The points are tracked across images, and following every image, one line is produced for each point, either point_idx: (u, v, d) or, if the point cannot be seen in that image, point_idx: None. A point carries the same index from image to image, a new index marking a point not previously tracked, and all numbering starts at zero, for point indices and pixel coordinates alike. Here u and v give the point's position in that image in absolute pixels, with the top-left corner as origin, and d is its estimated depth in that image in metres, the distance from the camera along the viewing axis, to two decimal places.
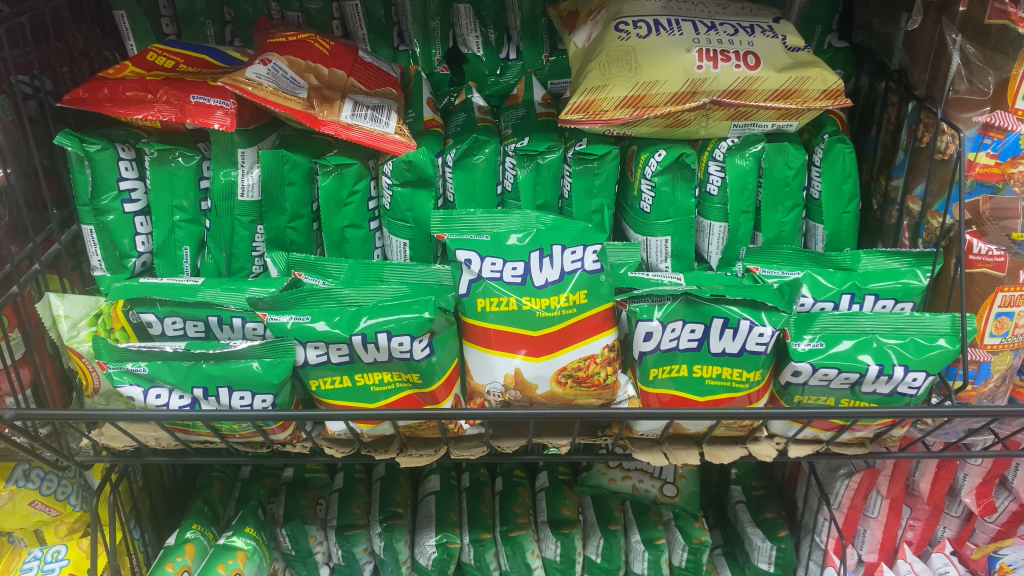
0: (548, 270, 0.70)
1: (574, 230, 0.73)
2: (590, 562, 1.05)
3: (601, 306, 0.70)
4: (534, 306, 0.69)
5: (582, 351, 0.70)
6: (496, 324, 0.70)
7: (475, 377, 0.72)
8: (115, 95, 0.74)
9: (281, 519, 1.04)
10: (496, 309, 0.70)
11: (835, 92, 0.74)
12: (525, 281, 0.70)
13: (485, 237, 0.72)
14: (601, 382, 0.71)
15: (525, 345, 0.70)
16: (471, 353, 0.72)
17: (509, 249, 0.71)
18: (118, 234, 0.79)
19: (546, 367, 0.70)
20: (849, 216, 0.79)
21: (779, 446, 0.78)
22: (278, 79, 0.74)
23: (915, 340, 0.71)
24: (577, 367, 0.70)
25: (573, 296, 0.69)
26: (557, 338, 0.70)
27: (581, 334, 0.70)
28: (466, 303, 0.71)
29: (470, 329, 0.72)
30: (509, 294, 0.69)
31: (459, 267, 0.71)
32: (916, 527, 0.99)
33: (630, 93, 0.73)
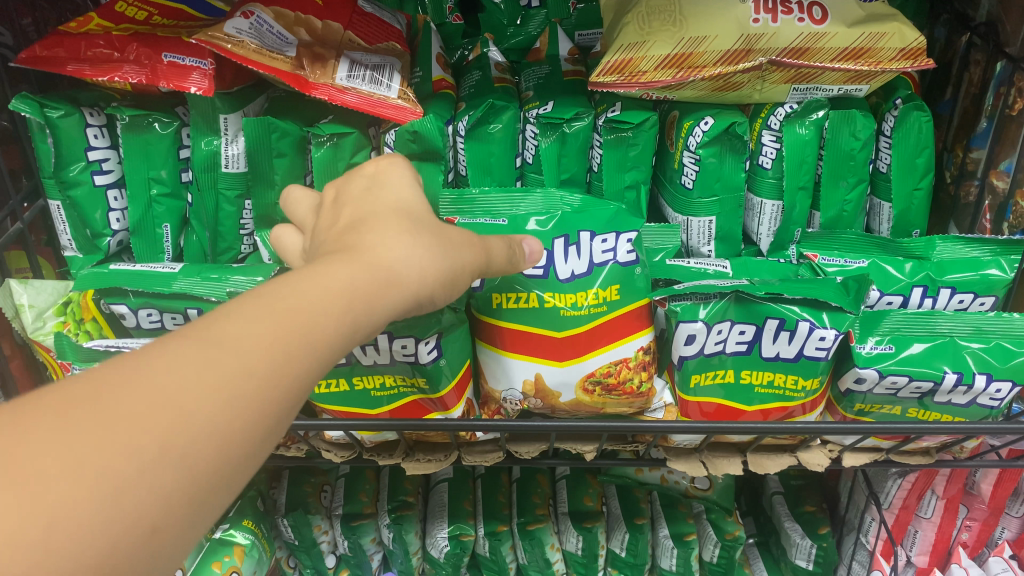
0: (573, 260, 0.61)
1: (606, 212, 0.63)
2: (614, 555, 0.98)
3: (636, 302, 0.62)
4: (558, 302, 0.60)
5: (614, 354, 0.61)
6: (513, 323, 0.61)
7: (489, 382, 0.64)
8: (76, 54, 0.64)
9: (282, 508, 0.96)
10: (513, 306, 0.61)
11: (915, 51, 0.62)
12: (547, 273, 0.60)
13: (500, 220, 0.62)
14: (634, 390, 0.62)
15: (549, 347, 0.61)
16: (485, 354, 0.63)
17: (528, 235, 0.61)
18: (87, 209, 0.70)
19: (572, 373, 0.61)
20: (921, 192, 0.69)
21: (832, 454, 0.69)
22: (262, 33, 0.63)
23: (1000, 344, 0.61)
24: (607, 373, 0.61)
25: (603, 291, 0.60)
26: (585, 340, 0.61)
27: (613, 336, 0.61)
28: (480, 298, 0.62)
29: (486, 329, 0.62)
30: (529, 288, 0.60)
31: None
32: (971, 528, 0.91)
33: (674, 50, 0.62)
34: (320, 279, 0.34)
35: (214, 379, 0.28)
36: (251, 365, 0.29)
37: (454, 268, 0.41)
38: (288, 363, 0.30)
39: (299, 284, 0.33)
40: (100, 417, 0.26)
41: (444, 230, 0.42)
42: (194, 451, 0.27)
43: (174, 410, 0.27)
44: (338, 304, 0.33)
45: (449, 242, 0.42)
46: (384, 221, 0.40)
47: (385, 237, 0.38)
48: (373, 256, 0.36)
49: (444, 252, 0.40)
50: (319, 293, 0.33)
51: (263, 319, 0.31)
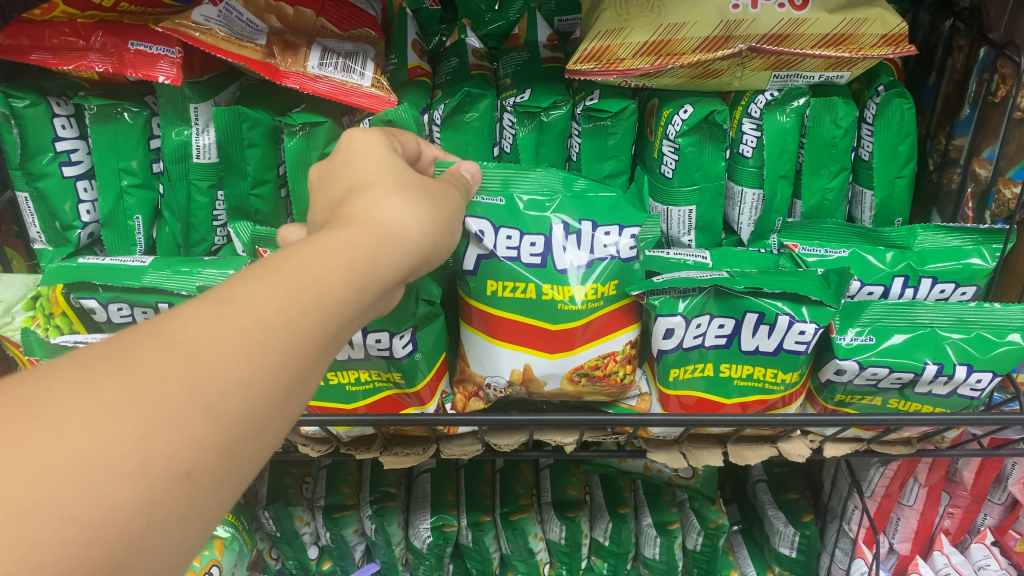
0: (574, 252, 0.59)
1: (607, 202, 0.62)
2: (598, 544, 0.98)
3: (627, 298, 0.61)
4: (555, 295, 0.59)
5: (602, 348, 0.61)
6: (507, 312, 0.60)
7: (474, 368, 0.63)
8: (40, 43, 0.62)
9: (263, 500, 0.96)
10: (510, 295, 0.60)
11: (897, 37, 0.61)
12: (546, 262, 0.59)
13: (499, 199, 0.60)
14: (618, 382, 0.61)
15: (540, 340, 0.60)
16: (472, 341, 0.62)
17: (528, 219, 0.60)
18: (56, 201, 0.69)
19: (559, 367, 0.60)
20: (903, 180, 0.68)
21: (813, 444, 0.69)
22: (231, 21, 0.62)
23: (981, 334, 0.60)
24: (595, 365, 0.61)
25: (599, 286, 0.59)
26: (578, 334, 0.60)
27: (603, 332, 0.60)
28: (476, 283, 0.60)
29: (478, 314, 0.61)
30: (528, 278, 0.59)
31: (467, 238, 0.60)
32: (954, 515, 0.91)
33: (652, 38, 0.61)
34: (330, 243, 0.34)
35: (244, 328, 0.28)
36: (277, 315, 0.29)
37: (447, 216, 0.44)
38: (306, 312, 0.30)
39: (310, 245, 0.34)
40: (133, 370, 0.26)
41: (433, 187, 0.45)
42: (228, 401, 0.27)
43: (207, 362, 0.27)
44: (352, 255, 0.34)
45: (439, 197, 0.44)
46: (377, 184, 0.41)
47: (381, 198, 0.40)
48: (369, 221, 0.37)
49: (436, 207, 0.43)
50: (332, 252, 0.34)
51: (278, 271, 0.31)
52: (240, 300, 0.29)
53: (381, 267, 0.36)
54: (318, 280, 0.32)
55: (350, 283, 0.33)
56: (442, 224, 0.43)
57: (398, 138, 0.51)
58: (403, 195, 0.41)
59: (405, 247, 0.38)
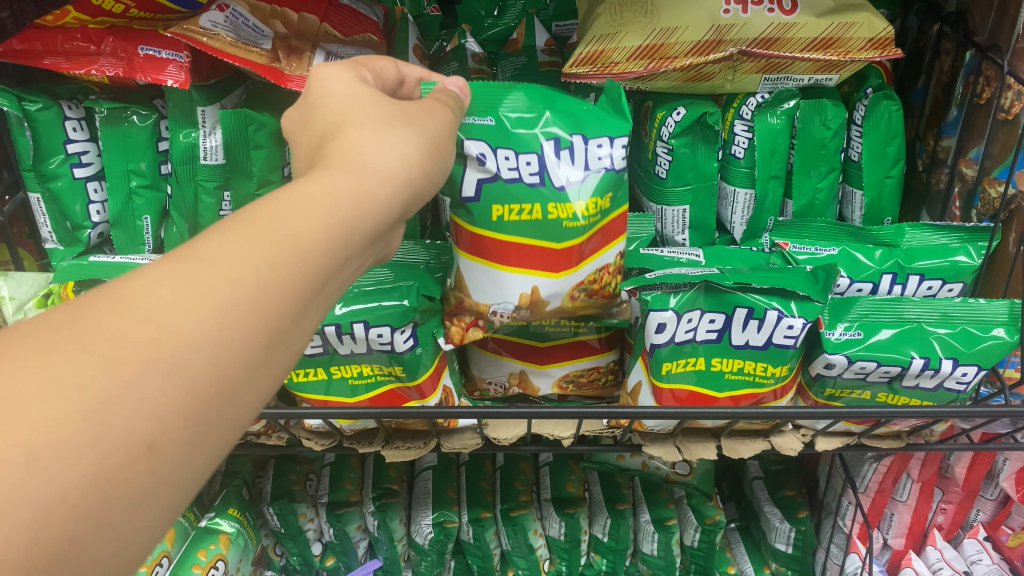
0: (570, 168, 0.56)
1: (597, 113, 0.58)
2: (597, 540, 1.00)
3: (617, 210, 0.60)
4: (561, 214, 0.56)
5: (599, 262, 0.60)
6: (513, 236, 0.57)
7: (474, 296, 0.60)
8: (53, 47, 0.64)
9: (268, 497, 0.97)
10: (516, 218, 0.56)
11: (883, 41, 0.63)
12: (545, 180, 0.56)
13: (488, 119, 0.56)
14: (610, 292, 0.62)
15: (548, 262, 0.57)
16: (473, 268, 0.59)
17: (522, 134, 0.56)
18: (68, 202, 0.71)
19: (565, 285, 0.59)
20: (892, 180, 0.70)
21: (805, 438, 0.70)
22: (238, 27, 0.64)
23: (966, 329, 0.62)
24: (593, 280, 0.60)
25: (600, 200, 0.57)
26: (581, 252, 0.58)
27: (602, 245, 0.59)
28: (477, 210, 0.57)
29: (480, 240, 0.58)
30: (531, 200, 0.56)
31: (466, 162, 0.56)
32: (947, 510, 0.92)
33: (645, 42, 0.63)
34: (308, 188, 0.32)
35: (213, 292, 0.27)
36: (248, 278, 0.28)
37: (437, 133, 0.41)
38: (280, 270, 0.29)
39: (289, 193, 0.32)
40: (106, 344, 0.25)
41: (420, 111, 0.41)
42: (206, 371, 0.27)
43: (176, 332, 0.26)
44: (329, 199, 0.32)
45: (428, 121, 0.41)
46: (357, 119, 0.38)
47: (363, 132, 0.37)
48: (352, 158, 0.35)
49: (425, 132, 0.40)
50: (309, 197, 0.32)
51: (246, 230, 0.30)
52: (206, 266, 0.28)
53: (368, 205, 0.34)
54: (290, 232, 0.30)
55: (330, 230, 0.31)
56: (433, 147, 0.40)
57: (366, 66, 0.46)
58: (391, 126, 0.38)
59: (394, 180, 0.36)
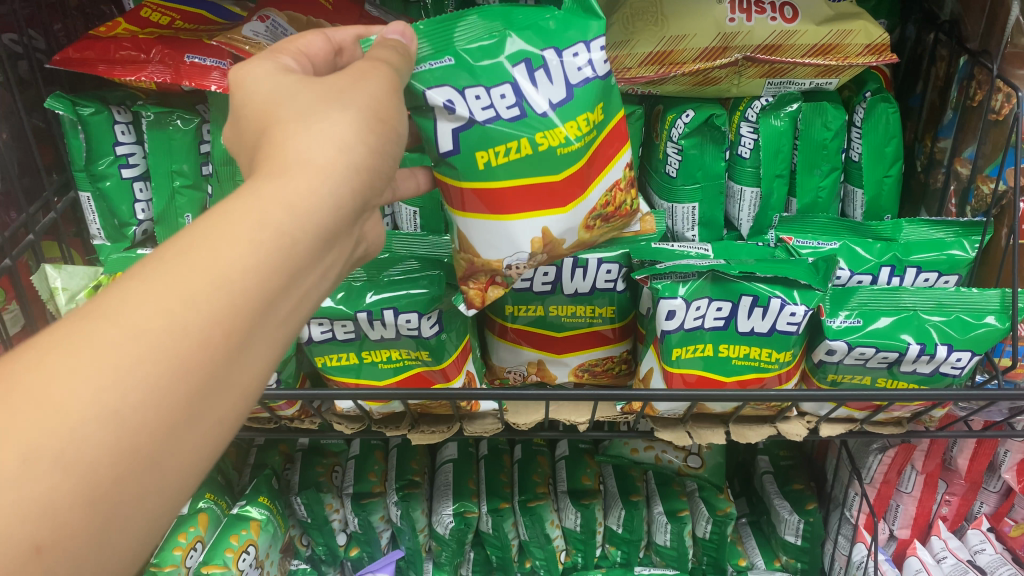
0: (550, 88, 0.54)
1: (561, 22, 0.56)
2: (611, 531, 1.03)
3: (610, 123, 0.59)
4: (551, 142, 0.54)
5: (605, 182, 0.59)
6: (509, 179, 0.55)
7: (484, 253, 0.59)
8: (106, 56, 0.69)
9: (296, 488, 1.02)
10: (506, 159, 0.55)
11: (880, 47, 0.67)
12: (524, 109, 0.54)
13: (447, 60, 0.54)
14: (626, 211, 0.62)
15: (552, 198, 0.56)
16: (477, 226, 0.58)
17: (488, 66, 0.54)
18: (116, 201, 0.76)
19: (576, 217, 0.58)
20: (891, 179, 0.74)
21: (810, 425, 0.74)
22: (277, 36, 0.69)
23: (960, 317, 0.65)
24: (605, 203, 0.60)
25: (591, 115, 0.56)
26: (581, 180, 0.57)
27: (603, 163, 0.59)
28: (463, 161, 0.55)
29: (475, 194, 0.56)
30: (517, 134, 0.54)
31: (437, 114, 0.54)
32: (951, 502, 0.96)
33: (656, 48, 0.68)
34: (231, 213, 0.32)
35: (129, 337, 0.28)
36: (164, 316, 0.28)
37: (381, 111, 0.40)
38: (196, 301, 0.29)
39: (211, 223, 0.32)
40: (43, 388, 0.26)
41: (347, 83, 0.40)
42: (147, 407, 0.28)
43: (111, 372, 0.27)
44: (258, 214, 0.32)
45: (354, 90, 0.40)
46: (284, 118, 0.37)
47: (291, 136, 0.36)
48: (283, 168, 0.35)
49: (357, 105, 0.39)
50: (231, 221, 0.32)
51: (169, 261, 0.30)
52: (134, 305, 0.28)
53: (300, 209, 0.34)
54: (218, 253, 0.30)
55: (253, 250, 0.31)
56: (373, 121, 0.39)
57: (283, 54, 0.45)
58: (327, 117, 0.37)
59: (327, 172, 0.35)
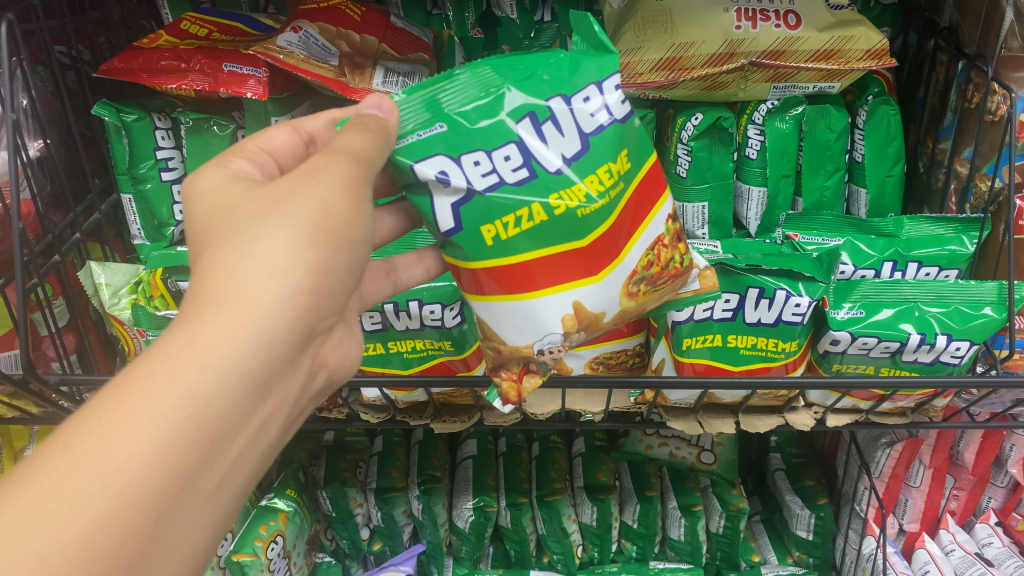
0: (561, 140, 0.54)
1: (562, 67, 0.56)
2: (627, 527, 1.06)
3: (637, 176, 0.58)
4: (567, 202, 0.54)
5: (644, 241, 0.59)
6: (526, 250, 0.55)
7: (514, 339, 0.58)
8: (149, 65, 0.74)
9: (322, 482, 1.06)
10: (520, 229, 0.54)
11: (880, 52, 0.70)
12: (532, 169, 0.54)
13: (438, 126, 0.53)
14: (677, 269, 0.61)
15: (575, 266, 0.56)
16: (502, 310, 0.57)
17: (485, 127, 0.53)
18: (156, 203, 0.80)
19: (609, 287, 0.57)
20: (893, 178, 0.77)
21: (817, 415, 0.77)
22: (309, 46, 0.74)
23: (959, 308, 0.68)
24: (648, 264, 0.59)
25: (612, 168, 0.55)
26: (607, 241, 0.56)
27: (636, 221, 0.58)
28: (472, 237, 0.55)
29: (491, 271, 0.56)
30: (527, 200, 0.54)
31: (433, 186, 0.54)
32: (959, 497, 0.99)
33: (666, 55, 0.72)
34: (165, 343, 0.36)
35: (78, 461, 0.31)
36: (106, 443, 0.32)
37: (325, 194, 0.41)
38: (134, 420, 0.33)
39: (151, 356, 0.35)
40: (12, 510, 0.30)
41: (292, 188, 0.42)
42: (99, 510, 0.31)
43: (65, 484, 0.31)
44: (189, 355, 0.35)
45: (291, 201, 0.41)
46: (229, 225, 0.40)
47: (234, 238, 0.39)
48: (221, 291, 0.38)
49: (300, 216, 0.40)
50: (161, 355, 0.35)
51: (59, 452, 0.31)
52: (77, 440, 0.32)
53: (210, 366, 0.35)
54: (113, 438, 0.32)
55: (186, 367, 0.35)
56: (315, 232, 0.40)
57: (236, 155, 0.48)
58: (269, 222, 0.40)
59: (246, 313, 0.37)
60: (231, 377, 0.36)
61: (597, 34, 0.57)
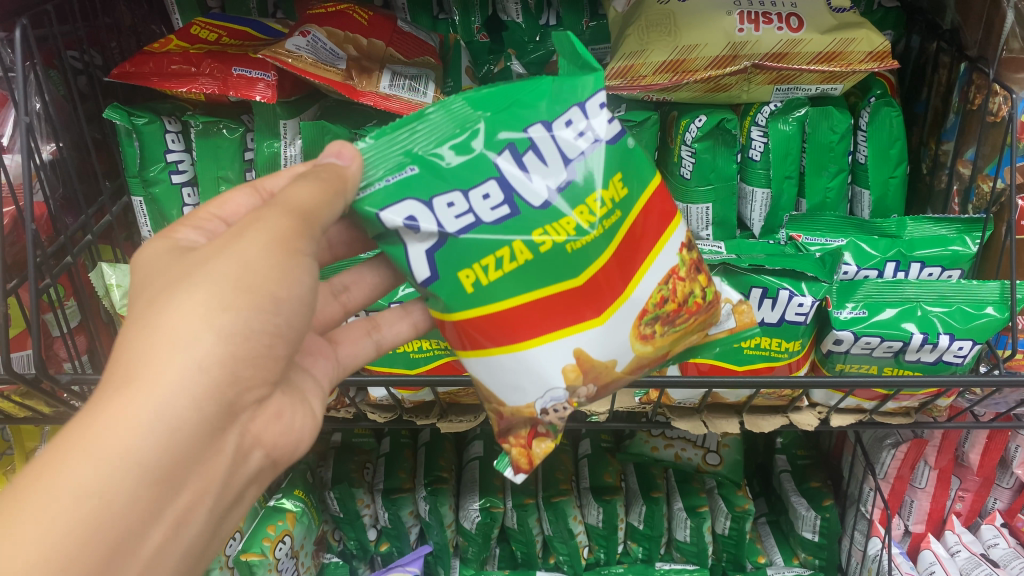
0: (544, 170, 0.53)
1: (540, 95, 0.55)
2: (633, 528, 1.07)
3: (636, 209, 0.56)
4: (553, 237, 0.53)
5: (654, 277, 0.57)
6: (511, 297, 0.53)
7: (516, 400, 0.56)
8: (160, 69, 0.75)
9: (329, 483, 1.06)
10: (503, 272, 0.53)
11: (881, 54, 0.71)
12: (511, 204, 0.53)
13: (409, 169, 0.53)
14: (699, 301, 0.60)
15: (567, 310, 0.54)
16: (499, 369, 0.55)
17: (459, 166, 0.53)
18: (165, 205, 0.82)
19: (608, 334, 0.55)
20: (896, 180, 0.77)
21: (820, 415, 0.77)
22: (317, 50, 0.75)
23: (961, 308, 0.69)
24: (662, 301, 0.58)
25: (603, 199, 0.54)
26: (599, 282, 0.54)
27: (635, 260, 0.56)
28: (457, 286, 0.53)
29: (479, 324, 0.54)
30: (506, 240, 0.53)
31: (405, 234, 0.53)
32: (964, 498, 1.00)
33: (670, 57, 0.72)
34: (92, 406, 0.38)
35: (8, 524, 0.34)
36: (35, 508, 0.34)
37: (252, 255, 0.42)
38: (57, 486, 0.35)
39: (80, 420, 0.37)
40: None
41: (217, 250, 0.43)
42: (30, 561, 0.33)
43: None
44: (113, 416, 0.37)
45: (211, 263, 0.42)
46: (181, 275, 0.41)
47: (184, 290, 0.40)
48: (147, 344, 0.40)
49: (215, 280, 0.41)
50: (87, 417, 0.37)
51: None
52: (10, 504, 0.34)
53: (105, 461, 0.36)
54: (41, 501, 0.34)
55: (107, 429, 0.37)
56: (231, 294, 0.41)
57: (184, 225, 0.49)
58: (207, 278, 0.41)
59: (148, 396, 0.38)
60: (133, 469, 0.37)
61: (578, 53, 0.56)
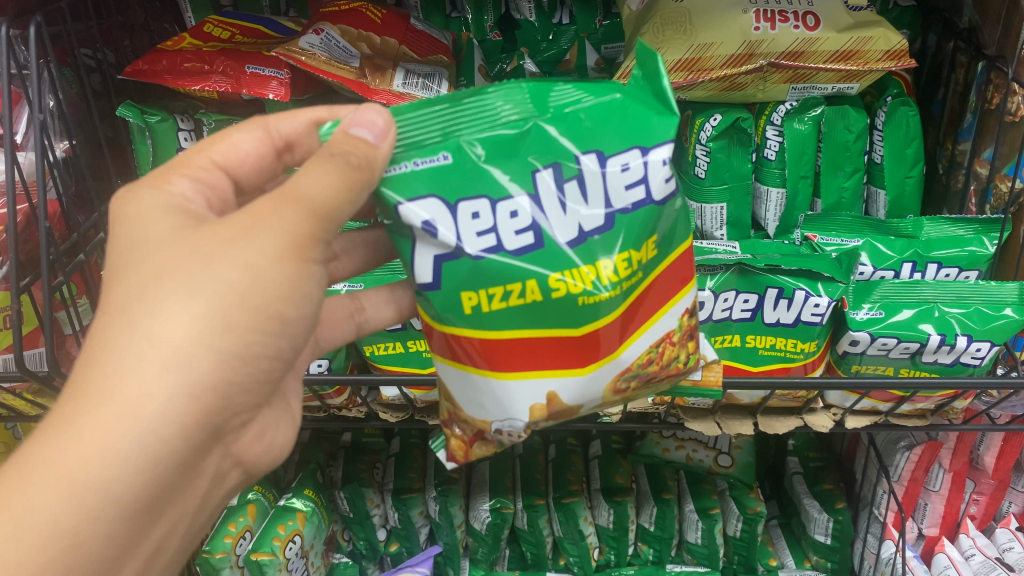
0: (581, 207, 0.50)
1: (609, 119, 0.51)
2: (643, 529, 1.06)
3: (657, 268, 0.54)
4: (569, 288, 0.50)
5: (647, 340, 0.55)
6: (512, 329, 0.52)
7: (474, 412, 0.56)
8: (173, 67, 0.75)
9: (339, 482, 1.06)
10: (507, 303, 0.51)
11: (898, 53, 0.71)
12: (535, 233, 0.50)
13: (443, 156, 0.50)
14: (677, 366, 0.58)
15: (562, 355, 0.53)
16: (468, 380, 0.55)
17: (494, 177, 0.50)
18: None
19: (592, 384, 0.54)
20: (912, 180, 0.77)
21: (835, 417, 0.77)
22: (331, 48, 0.74)
23: (979, 309, 0.68)
24: (648, 363, 0.56)
25: (630, 257, 0.51)
26: (608, 335, 0.52)
27: (642, 319, 0.54)
28: (449, 303, 0.52)
29: (467, 340, 0.53)
30: (521, 276, 0.50)
31: (416, 231, 0.50)
32: (979, 501, 0.99)
33: (685, 56, 0.71)
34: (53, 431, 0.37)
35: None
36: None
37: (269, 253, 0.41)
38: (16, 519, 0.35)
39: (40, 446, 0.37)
40: None
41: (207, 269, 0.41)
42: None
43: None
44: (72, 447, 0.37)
45: (201, 281, 0.40)
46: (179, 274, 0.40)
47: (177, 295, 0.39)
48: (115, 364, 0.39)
49: (202, 318, 0.40)
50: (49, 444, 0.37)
51: None
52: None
53: (66, 511, 0.36)
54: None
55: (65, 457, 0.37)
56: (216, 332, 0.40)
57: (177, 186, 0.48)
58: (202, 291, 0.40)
59: (116, 442, 0.37)
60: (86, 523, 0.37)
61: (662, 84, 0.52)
